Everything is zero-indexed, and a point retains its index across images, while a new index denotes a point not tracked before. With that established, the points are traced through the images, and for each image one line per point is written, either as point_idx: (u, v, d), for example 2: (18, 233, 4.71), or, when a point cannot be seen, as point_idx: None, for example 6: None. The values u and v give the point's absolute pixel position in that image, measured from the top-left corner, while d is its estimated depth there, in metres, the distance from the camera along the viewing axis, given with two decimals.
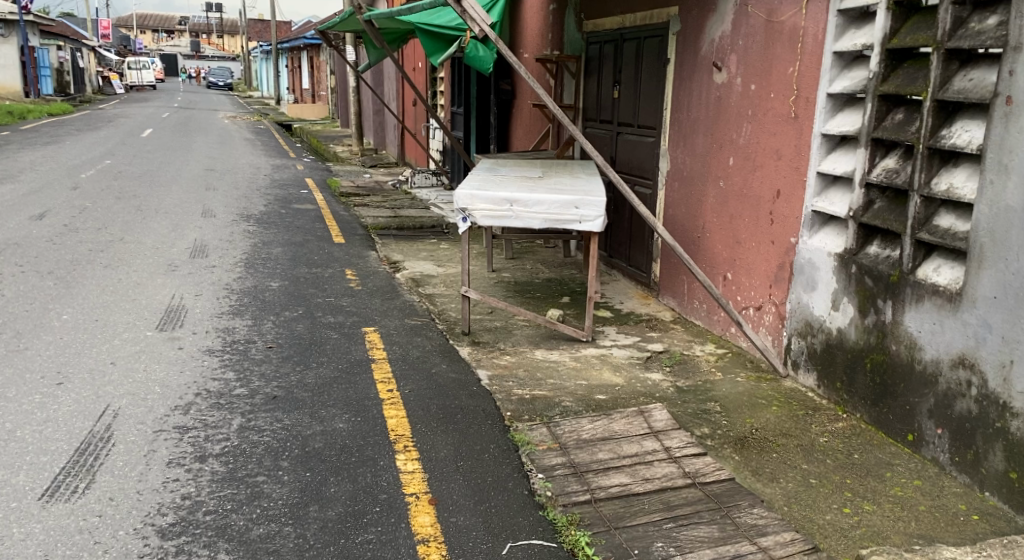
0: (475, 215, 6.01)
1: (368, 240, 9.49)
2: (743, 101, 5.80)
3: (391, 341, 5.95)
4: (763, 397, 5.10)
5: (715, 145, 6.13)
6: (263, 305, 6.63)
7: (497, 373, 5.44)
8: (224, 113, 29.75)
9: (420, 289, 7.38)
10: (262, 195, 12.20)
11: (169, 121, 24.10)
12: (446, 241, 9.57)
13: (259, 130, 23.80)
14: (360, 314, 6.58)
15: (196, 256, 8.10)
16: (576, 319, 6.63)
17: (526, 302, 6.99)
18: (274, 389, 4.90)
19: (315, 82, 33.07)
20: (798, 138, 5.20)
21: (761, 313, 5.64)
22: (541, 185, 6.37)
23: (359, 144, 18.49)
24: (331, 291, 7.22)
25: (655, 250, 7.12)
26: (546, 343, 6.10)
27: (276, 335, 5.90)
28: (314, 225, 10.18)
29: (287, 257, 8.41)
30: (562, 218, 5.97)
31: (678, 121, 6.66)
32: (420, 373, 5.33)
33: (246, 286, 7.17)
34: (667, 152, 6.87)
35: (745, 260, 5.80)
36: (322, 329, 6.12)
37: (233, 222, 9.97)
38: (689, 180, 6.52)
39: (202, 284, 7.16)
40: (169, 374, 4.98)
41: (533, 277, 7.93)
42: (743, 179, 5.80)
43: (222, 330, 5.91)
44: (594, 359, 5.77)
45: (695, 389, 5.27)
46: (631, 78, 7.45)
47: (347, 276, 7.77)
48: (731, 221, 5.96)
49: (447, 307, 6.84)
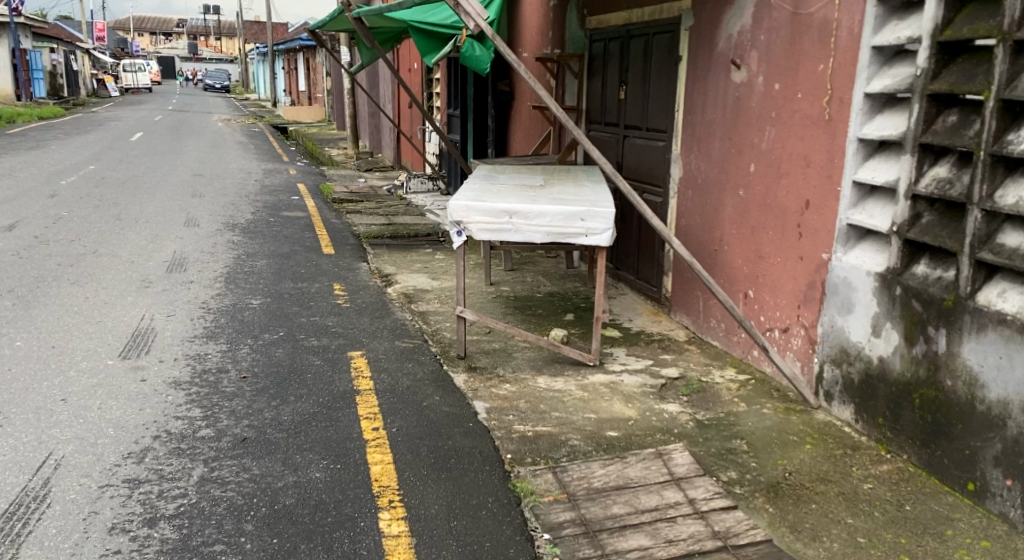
0: (471, 228, 5.48)
1: (359, 251, 8.95)
2: (765, 102, 5.25)
3: (379, 367, 5.40)
4: (794, 433, 4.54)
5: (734, 151, 5.59)
6: (241, 326, 6.08)
7: (495, 405, 4.88)
8: (219, 115, 29.26)
9: (413, 306, 6.82)
10: (250, 202, 11.65)
11: (161, 124, 23.56)
12: (441, 251, 9.01)
13: (253, 133, 23.25)
14: (345, 336, 6.02)
15: (172, 271, 7.56)
16: (581, 340, 6.07)
17: (527, 321, 6.43)
18: (244, 429, 4.37)
19: (310, 84, 32.53)
20: (831, 142, 4.65)
21: (787, 337, 5.10)
22: (542, 194, 5.83)
23: (354, 147, 17.94)
24: (316, 309, 6.67)
25: (667, 263, 6.57)
26: (550, 369, 5.53)
27: (252, 362, 5.35)
28: (302, 234, 9.63)
29: (271, 270, 7.86)
30: (566, 230, 5.42)
31: (692, 124, 6.11)
32: (410, 406, 4.78)
33: (224, 304, 6.62)
34: (679, 157, 6.32)
35: (769, 277, 5.26)
36: (302, 355, 5.57)
37: (216, 232, 9.42)
38: (704, 187, 5.97)
39: (176, 302, 6.61)
40: (125, 414, 4.46)
41: (534, 291, 7.37)
42: (766, 188, 5.26)
43: (192, 357, 5.37)
44: (602, 387, 5.21)
45: (717, 424, 4.71)
46: (639, 78, 6.90)
47: (335, 292, 7.21)
48: (753, 234, 5.42)
49: (441, 327, 6.28)
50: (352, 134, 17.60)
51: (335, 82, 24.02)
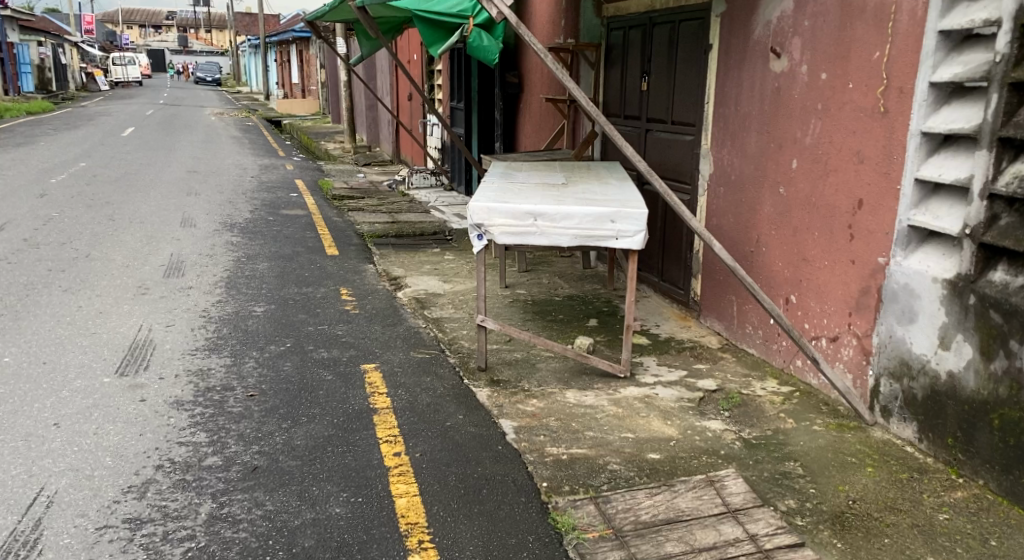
0: (492, 231, 5.10)
1: (365, 252, 8.55)
2: (810, 93, 4.88)
3: (395, 382, 5.01)
4: (853, 454, 4.18)
5: (773, 146, 5.23)
6: (246, 337, 5.69)
7: (524, 424, 4.51)
8: (211, 109, 28.72)
9: (426, 312, 6.43)
10: (248, 200, 11.24)
11: (153, 119, 23.06)
12: (450, 251, 8.63)
13: (247, 127, 22.76)
14: (357, 346, 5.64)
15: (171, 276, 7.16)
16: (608, 348, 5.70)
17: (548, 328, 6.06)
18: (254, 456, 3.99)
19: (304, 77, 31.97)
20: (888, 136, 4.29)
21: (836, 346, 4.74)
22: (566, 194, 5.45)
23: (350, 141, 17.50)
24: (323, 316, 6.28)
25: (695, 265, 6.21)
26: (577, 382, 5.16)
27: (260, 378, 4.97)
28: (304, 235, 9.22)
29: (274, 274, 7.46)
30: (595, 233, 5.05)
31: (724, 117, 5.74)
32: (432, 427, 4.40)
33: (227, 313, 6.23)
34: (708, 152, 5.95)
35: (816, 282, 4.90)
36: (312, 369, 5.18)
37: (214, 233, 9.01)
38: (739, 185, 5.61)
39: (174, 310, 6.22)
40: (124, 440, 4.07)
41: (552, 294, 6.99)
42: (811, 186, 4.90)
43: (195, 373, 4.98)
44: (637, 402, 4.84)
45: (767, 444, 4.35)
46: (663, 68, 6.53)
47: (342, 297, 6.82)
48: (796, 235, 5.06)
49: (458, 336, 5.90)
50: (350, 127, 17.15)
51: (330, 74, 23.53)
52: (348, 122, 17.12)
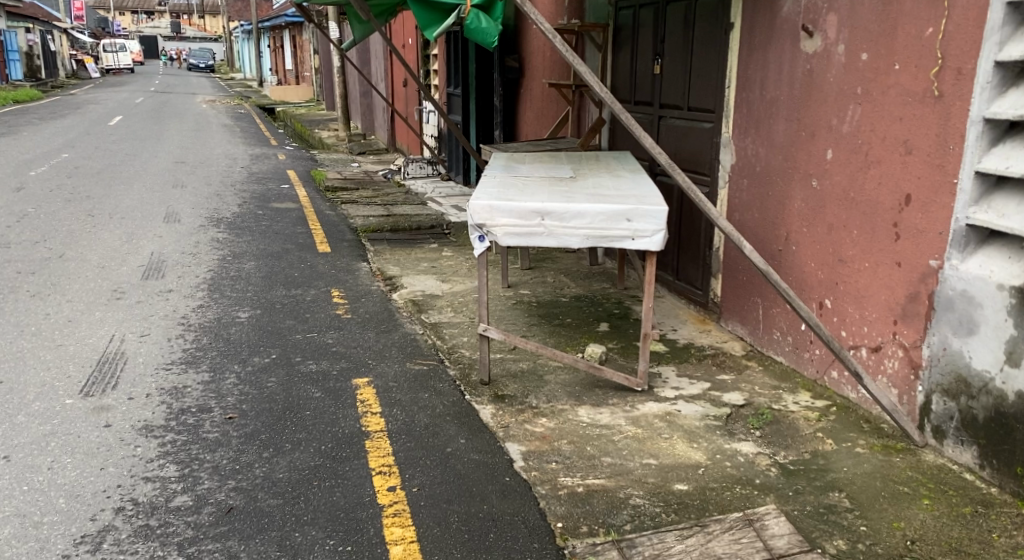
0: (496, 232, 4.63)
1: (358, 248, 8.07)
2: (848, 76, 4.41)
3: (390, 400, 4.54)
4: (905, 482, 3.72)
5: (806, 134, 4.76)
6: (227, 348, 5.21)
7: (534, 449, 4.05)
8: (201, 97, 28.14)
9: (424, 317, 5.95)
10: (237, 192, 10.73)
11: (143, 108, 22.47)
12: (449, 247, 8.14)
13: (238, 115, 22.17)
14: (348, 357, 5.16)
15: (149, 278, 6.67)
16: (622, 357, 5.23)
17: (556, 334, 5.59)
18: (229, 495, 3.54)
19: (298, 63, 31.31)
20: (942, 123, 3.81)
21: (879, 358, 4.28)
22: (576, 189, 4.97)
23: (344, 129, 16.96)
24: (313, 323, 5.80)
25: (716, 264, 5.74)
26: (590, 397, 4.69)
27: (240, 397, 4.48)
28: (294, 230, 8.72)
29: (260, 274, 6.97)
30: (609, 233, 4.57)
31: (749, 103, 5.27)
32: (431, 454, 3.94)
33: (208, 320, 5.74)
34: (731, 141, 5.48)
35: (855, 286, 4.44)
36: (298, 385, 4.70)
37: (199, 229, 8.52)
38: (766, 178, 5.14)
39: (151, 317, 5.73)
40: (82, 478, 3.61)
41: (558, 295, 6.51)
42: (850, 179, 4.43)
43: (168, 391, 4.50)
44: (657, 421, 4.38)
45: (806, 470, 3.88)
46: (680, 49, 6.05)
47: (334, 300, 6.34)
48: (833, 234, 4.60)
49: (459, 344, 5.42)
50: (344, 115, 16.64)
51: (323, 60, 22.93)
52: (341, 110, 16.57)
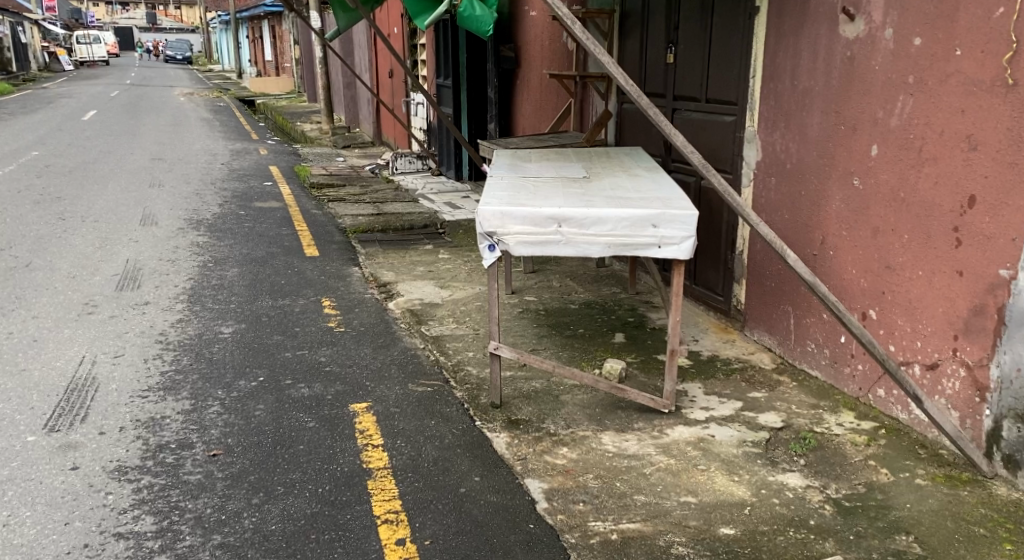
0: (509, 241, 4.17)
1: (348, 251, 7.58)
2: (896, 63, 3.99)
3: (393, 429, 4.08)
4: (978, 523, 3.32)
5: (845, 129, 4.35)
6: (209, 370, 4.72)
7: (558, 486, 3.60)
8: (179, 90, 27.40)
9: (424, 330, 5.49)
10: (217, 191, 10.19)
11: (119, 101, 21.77)
12: (444, 249, 7.67)
13: (217, 109, 21.51)
14: (343, 378, 4.69)
15: (124, 288, 6.16)
16: (643, 373, 4.80)
17: (569, 349, 5.14)
18: (215, 555, 3.08)
19: (278, 53, 30.60)
20: (1017, 116, 3.45)
21: (936, 376, 3.88)
22: (593, 191, 4.52)
23: (328, 122, 16.39)
24: (303, 338, 5.33)
25: (739, 269, 5.32)
26: (613, 421, 4.25)
27: (225, 429, 4.00)
28: (280, 232, 8.22)
29: (245, 283, 6.47)
30: (634, 240, 4.13)
31: (776, 95, 4.85)
32: (442, 496, 3.49)
33: (188, 337, 5.25)
34: (756, 136, 5.06)
35: (905, 297, 4.04)
36: (288, 413, 4.22)
37: (178, 232, 7.99)
38: (798, 176, 4.73)
39: (124, 334, 5.23)
40: (43, 539, 3.12)
41: (566, 301, 6.06)
42: (899, 178, 4.02)
43: (144, 424, 4.01)
44: (691, 449, 3.96)
45: (865, 507, 3.47)
46: (696, 37, 5.61)
47: (325, 312, 5.86)
48: (877, 239, 4.20)
49: (465, 361, 4.97)
50: (328, 108, 16.08)
51: (304, 50, 22.27)
52: (324, 102, 16.00)
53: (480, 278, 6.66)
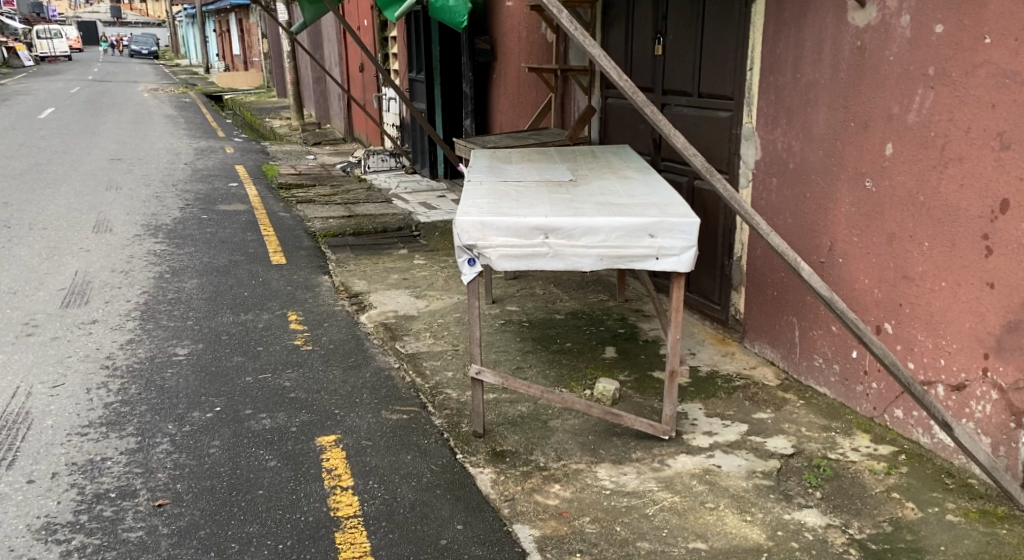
0: (490, 255, 3.76)
1: (317, 258, 7.14)
2: (914, 53, 3.61)
3: (365, 467, 3.68)
4: None
5: (855, 125, 3.97)
6: (159, 400, 4.27)
7: (550, 534, 3.23)
8: (143, 85, 26.67)
9: (398, 347, 5.07)
10: (178, 193, 9.67)
11: (78, 98, 21.04)
12: (420, 254, 7.25)
13: (182, 105, 20.82)
14: (310, 406, 4.27)
15: (70, 305, 5.68)
16: (638, 393, 4.43)
17: (556, 366, 4.75)
18: None
19: (245, 47, 29.87)
20: None
21: (963, 398, 3.53)
22: (582, 197, 4.13)
23: (297, 118, 15.87)
24: (266, 359, 4.89)
25: (737, 276, 4.95)
26: (608, 450, 3.87)
27: (173, 473, 3.59)
28: (243, 238, 7.75)
29: (203, 296, 6.01)
30: (628, 252, 3.74)
31: (778, 88, 4.47)
32: (421, 551, 3.12)
33: (139, 360, 4.79)
34: (755, 133, 4.68)
35: (925, 310, 3.67)
36: (246, 450, 3.80)
37: (134, 240, 7.50)
38: (802, 177, 4.35)
39: (66, 359, 4.76)
40: None
41: (552, 311, 5.67)
42: (918, 180, 3.65)
43: (81, 469, 3.61)
44: (697, 483, 3.59)
45: (894, 551, 3.12)
46: (687, 27, 5.22)
47: (291, 329, 5.42)
48: (892, 246, 3.83)
49: (443, 383, 4.56)
50: (297, 103, 15.56)
51: (271, 43, 21.63)
52: (293, 97, 15.45)
53: (458, 287, 6.25)
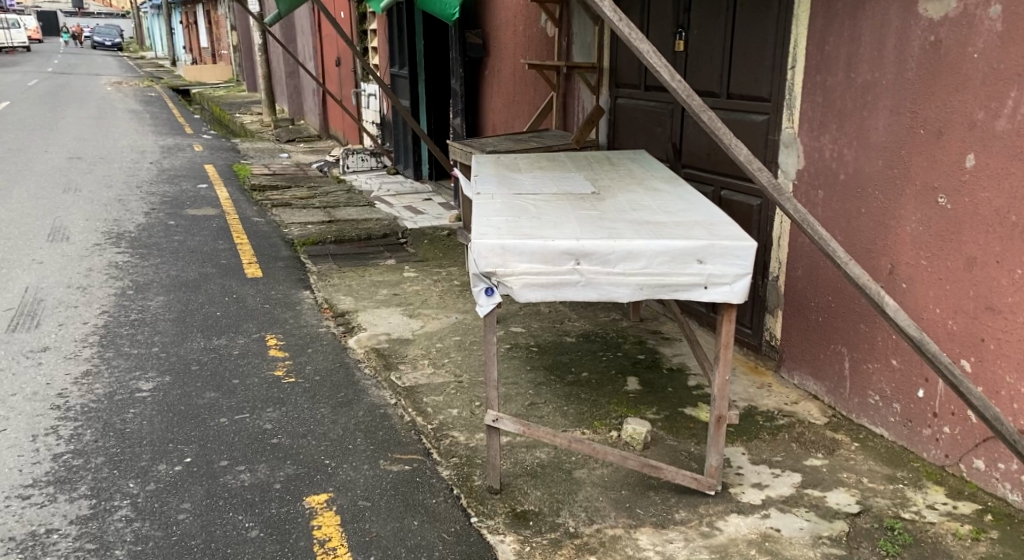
0: (510, 283, 3.21)
1: (296, 271, 6.53)
2: (1007, 50, 3.13)
3: (364, 538, 3.14)
4: None
5: (926, 131, 3.46)
6: (119, 449, 3.68)
7: None
8: (107, 78, 25.67)
9: (394, 379, 4.49)
10: (143, 196, 8.98)
11: (36, 91, 20.07)
12: (409, 266, 6.66)
13: (147, 99, 19.91)
14: (296, 456, 3.70)
15: (18, 329, 5.04)
16: (671, 435, 3.90)
17: (575, 402, 4.20)
18: None
19: (215, 39, 28.92)
20: None
21: None
22: (612, 215, 3.59)
23: (270, 113, 15.16)
24: (244, 396, 4.29)
25: (772, 298, 4.43)
26: (647, 509, 3.33)
27: (134, 549, 3.03)
28: (214, 247, 7.10)
29: (170, 317, 5.37)
30: (672, 281, 3.21)
31: (825, 88, 3.94)
32: None
33: (95, 399, 4.18)
34: (795, 138, 4.14)
35: (1017, 347, 3.21)
36: (221, 516, 3.23)
37: (93, 250, 6.83)
38: (854, 191, 3.82)
39: (10, 399, 4.15)
40: None
41: (561, 334, 5.12)
42: (1011, 197, 3.17)
43: (22, 546, 3.04)
44: (756, 553, 3.08)
45: None
46: (714, 20, 4.68)
47: (271, 356, 4.82)
48: (973, 273, 3.34)
49: (448, 424, 4.00)
50: (269, 98, 14.85)
51: (240, 35, 20.80)
52: (265, 91, 14.74)
53: (454, 305, 5.68)
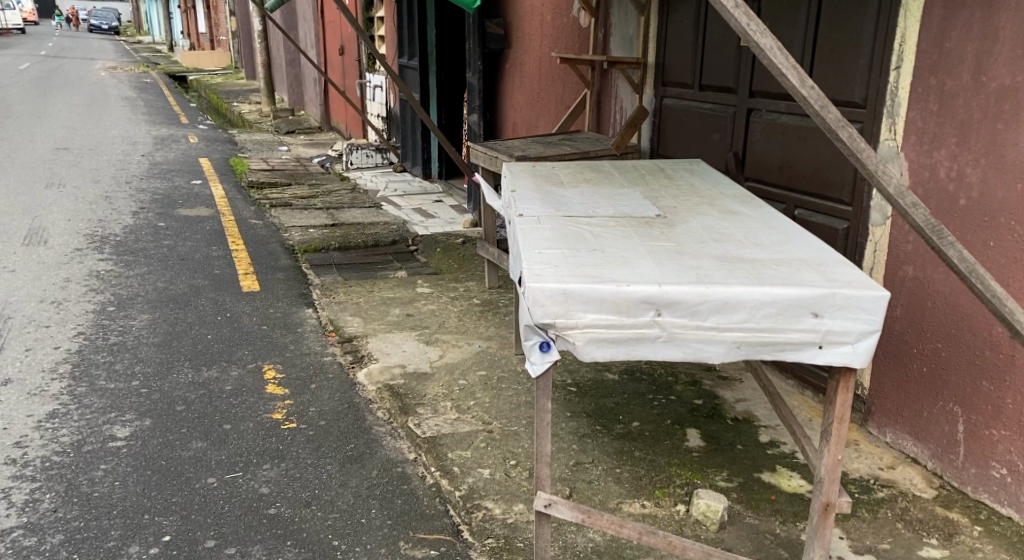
0: (573, 338, 2.54)
1: (298, 284, 5.85)
2: None
3: None
4: None
5: None
6: (83, 524, 3.06)
7: None
8: (103, 63, 24.89)
9: (411, 426, 3.82)
10: (132, 193, 8.29)
11: (27, 75, 19.32)
12: (423, 280, 5.98)
13: (140, 85, 19.11)
14: (297, 534, 3.06)
15: None
16: (748, 510, 3.24)
17: (629, 463, 3.54)
18: None
19: (213, 25, 28.05)
20: None
21: None
22: (691, 247, 2.91)
23: (268, 103, 14.42)
24: (236, 447, 3.62)
25: None
26: None
27: None
28: (207, 254, 6.41)
29: (155, 340, 4.70)
30: (778, 340, 2.53)
31: (944, 94, 3.24)
32: None
33: (59, 451, 3.53)
34: (899, 152, 3.44)
35: None
36: None
37: (72, 256, 6.15)
38: (981, 220, 3.14)
39: None
40: None
41: (601, 369, 4.43)
42: None
43: None
44: None
45: None
46: (792, 10, 3.99)
47: (268, 394, 4.13)
48: None
49: (480, 489, 3.33)
50: (269, 87, 14.12)
51: (238, 20, 19.98)
52: (265, 81, 14.01)
53: (476, 330, 5.00)
